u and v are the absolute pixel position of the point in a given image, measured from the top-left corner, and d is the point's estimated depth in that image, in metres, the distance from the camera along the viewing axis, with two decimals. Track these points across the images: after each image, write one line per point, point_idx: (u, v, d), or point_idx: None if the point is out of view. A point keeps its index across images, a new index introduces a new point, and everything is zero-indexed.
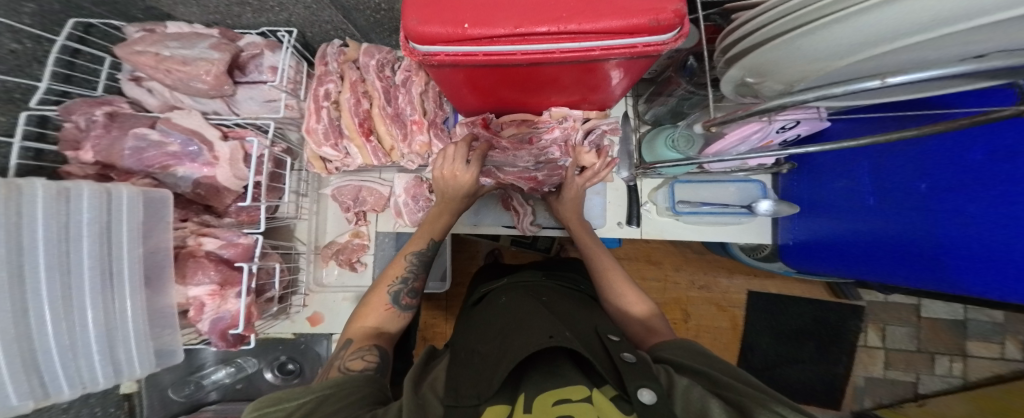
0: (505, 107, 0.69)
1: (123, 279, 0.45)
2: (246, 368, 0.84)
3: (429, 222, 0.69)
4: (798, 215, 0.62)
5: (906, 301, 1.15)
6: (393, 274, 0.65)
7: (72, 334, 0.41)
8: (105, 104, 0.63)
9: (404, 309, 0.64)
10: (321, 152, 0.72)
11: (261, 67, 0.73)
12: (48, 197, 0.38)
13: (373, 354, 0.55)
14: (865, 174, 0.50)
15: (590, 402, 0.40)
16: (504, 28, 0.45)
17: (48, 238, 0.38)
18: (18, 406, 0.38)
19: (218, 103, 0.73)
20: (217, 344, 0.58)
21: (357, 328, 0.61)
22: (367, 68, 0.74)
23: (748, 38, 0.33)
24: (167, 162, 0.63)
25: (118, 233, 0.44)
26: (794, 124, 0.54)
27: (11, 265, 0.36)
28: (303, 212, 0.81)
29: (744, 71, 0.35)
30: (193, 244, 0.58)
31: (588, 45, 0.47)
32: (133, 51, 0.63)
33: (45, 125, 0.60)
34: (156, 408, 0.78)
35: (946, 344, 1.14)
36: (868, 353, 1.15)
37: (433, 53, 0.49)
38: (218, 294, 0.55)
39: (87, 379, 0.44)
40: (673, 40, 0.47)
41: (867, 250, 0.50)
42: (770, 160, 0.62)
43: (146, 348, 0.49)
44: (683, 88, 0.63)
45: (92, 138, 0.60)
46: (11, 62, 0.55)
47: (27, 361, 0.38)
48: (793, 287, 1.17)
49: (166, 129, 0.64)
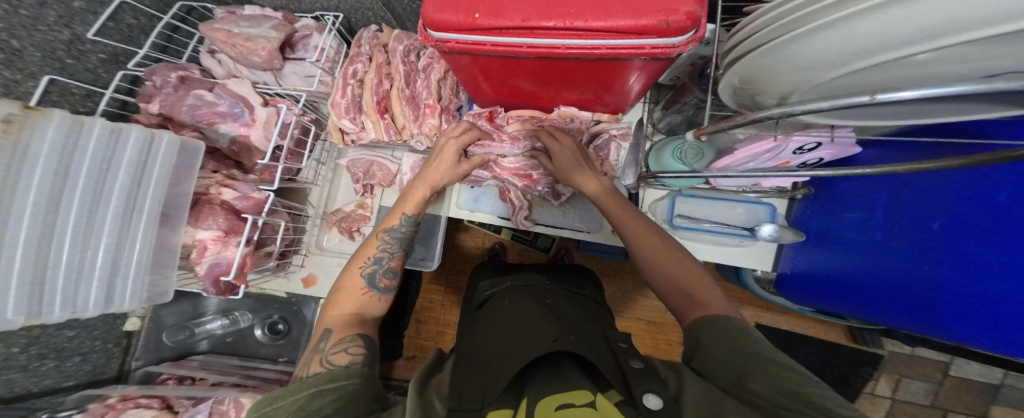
0: (515, 100, 0.71)
1: (142, 215, 0.49)
2: (239, 322, 0.91)
3: (405, 197, 0.71)
4: (804, 244, 0.58)
5: (935, 357, 1.04)
6: (365, 254, 0.66)
7: (83, 257, 0.44)
8: (181, 69, 0.72)
9: (382, 292, 0.64)
10: (341, 124, 0.76)
11: (308, 46, 0.79)
12: (104, 134, 0.43)
13: (357, 345, 0.54)
14: (881, 207, 0.46)
15: (593, 407, 0.37)
16: (512, 20, 0.47)
17: (93, 168, 0.43)
18: (12, 321, 0.39)
19: (269, 75, 0.80)
20: (209, 290, 0.62)
21: (333, 317, 0.59)
22: (394, 52, 0.78)
23: (738, 45, 0.31)
24: (213, 119, 0.70)
25: (151, 174, 0.49)
26: (814, 146, 0.51)
27: (55, 185, 0.40)
28: (320, 179, 0.87)
29: (735, 82, 0.34)
30: (213, 193, 0.63)
31: (594, 42, 0.47)
32: (212, 29, 0.71)
33: (135, 83, 0.72)
34: (149, 350, 0.85)
35: (968, 405, 1.03)
36: (872, 400, 1.06)
37: (444, 40, 0.51)
38: (222, 240, 0.59)
39: (79, 303, 0.45)
40: (685, 44, 0.46)
41: (871, 292, 0.46)
42: (785, 183, 0.59)
43: (141, 283, 0.51)
44: (697, 97, 0.61)
45: (162, 95, 0.68)
46: (126, 34, 0.68)
47: (38, 276, 0.40)
48: (806, 326, 1.08)
49: (221, 93, 0.71)
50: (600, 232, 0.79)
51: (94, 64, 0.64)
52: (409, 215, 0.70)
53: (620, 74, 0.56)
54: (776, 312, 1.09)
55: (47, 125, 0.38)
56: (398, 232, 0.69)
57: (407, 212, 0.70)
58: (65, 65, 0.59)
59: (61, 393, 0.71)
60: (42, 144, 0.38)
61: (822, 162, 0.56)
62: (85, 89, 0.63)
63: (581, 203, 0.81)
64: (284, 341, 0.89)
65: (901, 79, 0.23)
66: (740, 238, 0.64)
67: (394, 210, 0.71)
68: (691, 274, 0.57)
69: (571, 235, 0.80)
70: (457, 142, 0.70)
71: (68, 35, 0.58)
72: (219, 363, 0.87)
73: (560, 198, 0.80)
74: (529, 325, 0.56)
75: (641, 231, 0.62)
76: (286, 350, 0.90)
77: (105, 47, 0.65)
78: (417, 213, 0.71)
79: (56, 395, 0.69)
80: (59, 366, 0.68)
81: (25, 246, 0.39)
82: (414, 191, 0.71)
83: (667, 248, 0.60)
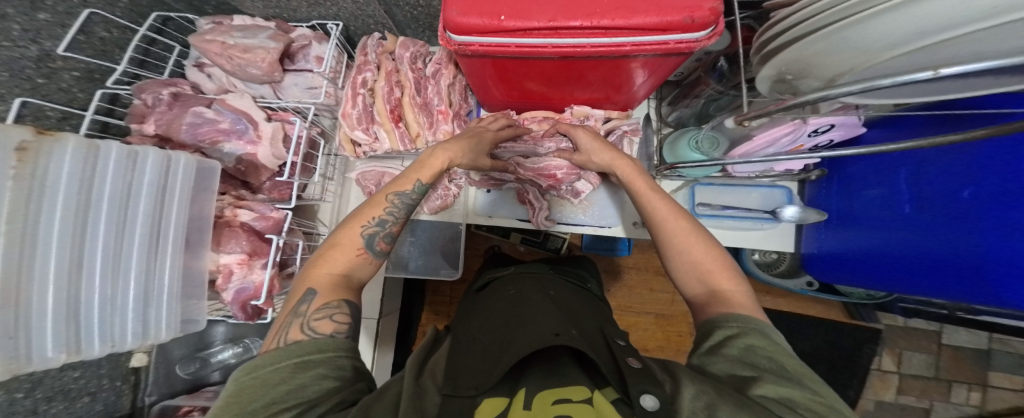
0: (525, 102, 0.75)
1: (167, 242, 0.47)
2: (252, 349, 0.87)
3: (422, 163, 0.62)
4: (826, 224, 0.61)
5: (928, 328, 1.11)
6: (370, 213, 0.56)
7: (114, 290, 0.41)
8: (171, 85, 0.67)
9: (378, 256, 0.56)
10: (353, 135, 0.74)
11: (308, 56, 0.76)
12: (121, 157, 0.40)
13: (346, 311, 0.47)
14: (903, 182, 0.49)
15: (590, 403, 0.37)
16: (538, 21, 0.47)
17: (113, 194, 0.40)
18: (52, 359, 0.37)
19: (266, 88, 0.76)
20: (238, 315, 0.60)
21: (317, 275, 0.51)
22: (402, 59, 0.76)
23: (783, 35, 0.33)
24: (217, 137, 0.65)
25: (171, 197, 0.47)
26: (827, 127, 0.54)
27: (77, 216, 0.37)
28: (329, 194, 0.85)
29: (777, 69, 0.36)
30: (229, 215, 0.61)
31: (619, 40, 0.48)
32: (203, 40, 0.66)
33: (115, 102, 0.65)
34: (160, 382, 0.80)
35: (967, 375, 1.09)
36: (881, 377, 1.12)
37: (467, 43, 0.51)
38: (246, 263, 0.58)
39: (117, 336, 0.43)
40: (707, 38, 0.47)
41: (899, 263, 0.47)
42: (797, 166, 0.62)
43: (175, 310, 0.49)
44: (712, 89, 0.61)
45: (155, 113, 0.64)
46: (98, 48, 0.62)
47: (71, 312, 0.38)
48: (807, 307, 1.13)
49: (220, 109, 0.66)
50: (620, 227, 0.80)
51: (67, 83, 0.57)
52: (423, 182, 0.60)
53: (632, 74, 0.58)
54: (775, 295, 1.14)
55: (63, 151, 0.35)
56: (409, 198, 0.59)
57: (421, 178, 0.60)
58: (36, 86, 0.53)
59: None
60: (60, 171, 0.35)
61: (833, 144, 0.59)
62: (61, 111, 0.57)
63: (600, 199, 0.81)
64: None
65: (981, 53, 0.23)
66: (762, 221, 0.66)
67: (405, 173, 0.61)
68: (716, 263, 0.53)
69: (592, 232, 0.81)
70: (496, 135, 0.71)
71: (36, 50, 0.52)
72: None
73: (578, 195, 0.79)
74: (536, 316, 0.56)
75: (666, 210, 0.57)
76: None
77: (78, 63, 0.58)
78: (433, 181, 0.62)
79: None
80: (69, 407, 0.62)
81: (55, 282, 0.36)
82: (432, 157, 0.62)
83: (694, 233, 0.55)
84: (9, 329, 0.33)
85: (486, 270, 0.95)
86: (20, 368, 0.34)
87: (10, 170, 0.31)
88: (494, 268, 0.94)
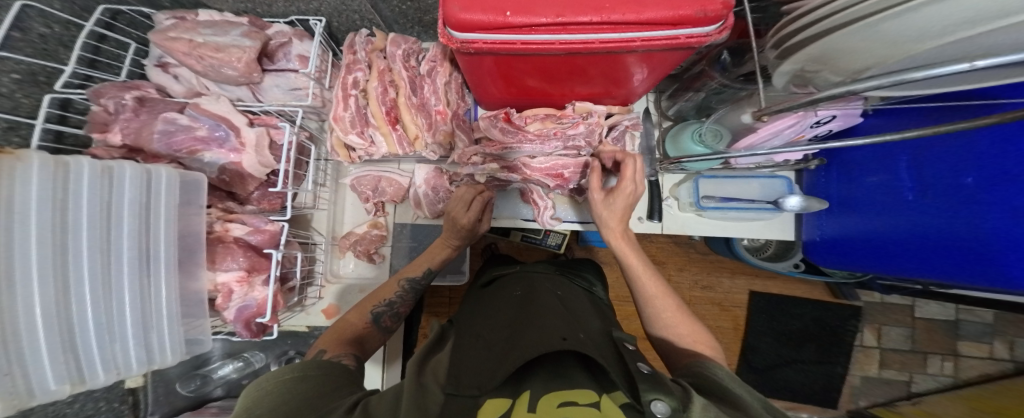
0: (525, 99, 0.70)
1: (159, 264, 0.44)
2: (253, 363, 0.83)
3: (429, 252, 0.72)
4: (827, 211, 0.63)
5: (902, 302, 1.19)
6: (380, 295, 0.65)
7: (111, 317, 0.39)
8: (134, 89, 0.60)
9: (383, 331, 0.63)
10: (347, 139, 0.71)
11: (289, 55, 0.70)
12: (94, 176, 0.36)
13: (352, 360, 0.51)
14: (905, 169, 0.50)
15: (596, 407, 0.37)
16: (545, 17, 0.42)
17: (92, 215, 0.37)
18: (55, 391, 0.36)
19: (244, 90, 0.70)
20: (241, 333, 0.59)
21: (328, 337, 0.56)
22: (394, 57, 0.72)
23: (805, 30, 0.32)
24: (195, 146, 0.59)
25: (156, 214, 0.43)
26: (829, 118, 0.54)
27: (55, 245, 0.34)
28: (321, 202, 0.82)
29: (800, 63, 0.35)
30: (220, 230, 0.58)
31: (629, 35, 0.43)
32: (166, 37, 0.59)
33: (68, 108, 0.57)
34: (161, 402, 0.79)
35: (939, 344, 1.18)
36: (865, 352, 1.18)
37: (471, 41, 0.46)
38: (246, 280, 0.56)
39: (121, 363, 0.41)
40: (716, 32, 0.43)
41: (902, 247, 0.50)
42: (797, 156, 0.63)
43: (178, 332, 0.47)
44: (716, 82, 0.62)
45: (121, 121, 0.57)
46: (39, 46, 0.53)
47: (68, 343, 0.36)
48: (795, 288, 1.19)
49: (195, 114, 0.59)
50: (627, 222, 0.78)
51: (9, 88, 0.49)
52: (429, 269, 0.70)
53: (631, 69, 0.55)
54: (764, 278, 1.19)
55: (28, 170, 0.31)
56: (416, 283, 0.69)
57: (429, 266, 0.70)
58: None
59: None
60: (28, 194, 0.31)
61: (831, 132, 0.60)
62: (5, 121, 0.48)
63: None
64: None
65: None
66: (765, 210, 0.68)
67: (416, 262, 0.71)
68: (695, 335, 0.57)
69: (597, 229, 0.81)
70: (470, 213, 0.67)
71: None
72: None
73: (582, 194, 0.78)
74: (546, 317, 0.55)
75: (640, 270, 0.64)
76: None
77: (16, 64, 0.50)
78: (438, 267, 0.71)
79: None
80: None
81: (42, 315, 0.34)
82: (438, 248, 0.72)
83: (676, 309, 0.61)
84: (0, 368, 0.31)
85: (490, 268, 0.93)
86: (22, 403, 0.34)
87: None
88: (496, 266, 0.92)
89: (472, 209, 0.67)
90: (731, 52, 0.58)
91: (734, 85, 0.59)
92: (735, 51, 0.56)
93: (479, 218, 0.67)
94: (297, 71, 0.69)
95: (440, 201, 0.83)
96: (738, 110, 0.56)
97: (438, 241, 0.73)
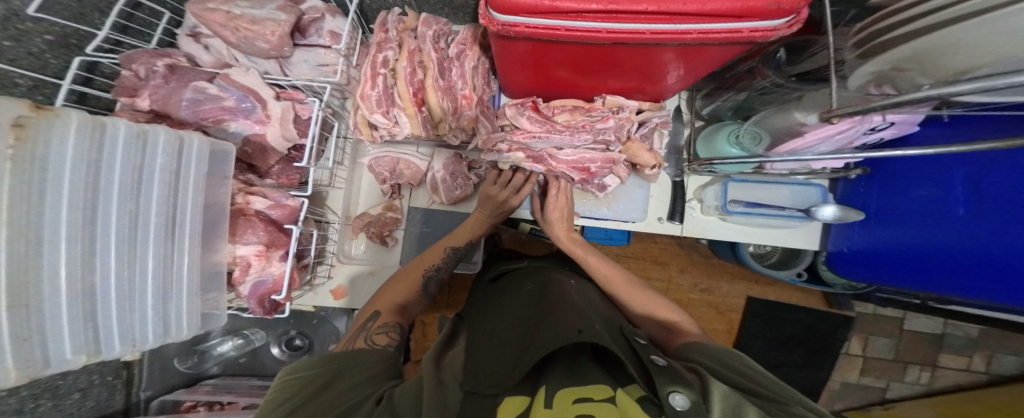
0: (553, 89, 0.66)
1: (184, 235, 0.43)
2: (253, 341, 0.93)
3: (461, 230, 0.77)
4: (862, 223, 0.63)
5: (893, 314, 1.17)
6: (430, 261, 0.72)
7: (131, 286, 0.38)
8: (165, 56, 0.58)
9: (429, 295, 0.70)
10: (371, 118, 0.69)
11: (321, 31, 0.67)
12: (130, 139, 0.36)
13: (397, 332, 0.57)
14: (959, 182, 0.49)
15: (613, 403, 0.36)
16: (596, 3, 0.34)
17: (123, 180, 0.36)
18: (71, 361, 0.35)
19: (272, 63, 0.67)
20: (255, 310, 0.58)
21: (384, 302, 0.63)
22: (424, 38, 0.70)
23: (889, 28, 0.30)
24: (221, 116, 0.57)
25: (185, 184, 0.42)
26: (887, 126, 0.49)
27: (87, 205, 0.33)
28: (338, 181, 0.80)
29: (882, 66, 0.33)
30: (240, 202, 0.57)
31: (683, 28, 0.35)
32: (205, 8, 0.57)
33: (94, 71, 0.56)
34: (155, 379, 0.85)
35: (920, 355, 1.19)
36: (848, 360, 1.18)
37: (512, 25, 0.38)
38: (264, 255, 0.55)
39: (138, 335, 0.40)
40: (787, 27, 0.34)
41: (942, 264, 0.50)
42: (837, 164, 0.62)
43: (195, 308, 0.46)
44: (768, 81, 0.58)
45: (149, 87, 0.55)
46: (74, 10, 0.51)
47: (87, 310, 0.35)
48: (789, 294, 1.14)
49: (224, 85, 0.57)
50: (645, 221, 0.79)
51: (39, 48, 0.47)
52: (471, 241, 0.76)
53: (667, 61, 0.47)
54: (763, 284, 1.14)
55: (63, 128, 0.30)
56: (454, 251, 0.74)
57: (468, 238, 0.77)
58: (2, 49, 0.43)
59: None
60: (64, 154, 0.30)
61: (881, 142, 0.56)
62: (31, 79, 0.47)
63: (625, 193, 0.79)
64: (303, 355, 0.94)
65: None
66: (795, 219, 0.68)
67: (459, 233, 0.77)
68: (656, 304, 0.67)
69: (614, 227, 0.81)
70: (506, 186, 0.74)
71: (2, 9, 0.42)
72: (238, 384, 0.90)
73: (604, 190, 0.77)
74: (557, 311, 0.53)
75: (597, 264, 0.72)
76: None
77: (50, 26, 0.48)
78: (477, 238, 0.78)
79: None
80: (57, 405, 0.62)
81: (66, 278, 0.33)
82: (472, 224, 0.78)
83: (629, 286, 0.70)
84: (22, 331, 0.30)
85: (495, 263, 0.92)
86: (37, 371, 0.33)
87: (6, 151, 0.27)
88: (504, 261, 0.91)
89: (517, 190, 0.75)
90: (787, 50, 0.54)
91: (789, 85, 0.56)
92: (796, 48, 0.52)
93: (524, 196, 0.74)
94: (328, 48, 0.67)
95: (457, 187, 0.82)
96: (783, 113, 0.55)
97: (472, 219, 0.79)
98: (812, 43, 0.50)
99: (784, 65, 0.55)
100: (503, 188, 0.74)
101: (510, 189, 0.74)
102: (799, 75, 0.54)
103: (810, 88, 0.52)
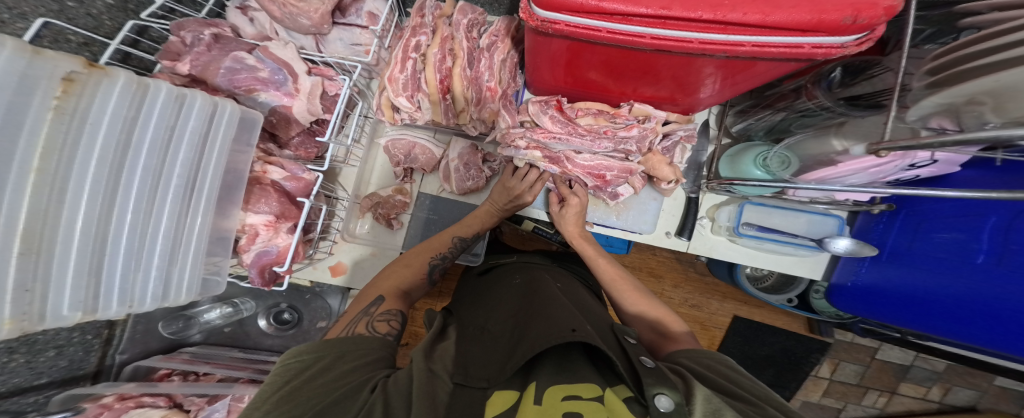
0: (581, 91, 0.64)
1: (200, 198, 0.43)
2: (241, 311, 0.92)
3: (464, 222, 0.77)
4: (874, 259, 0.63)
5: (868, 344, 1.17)
6: (435, 248, 0.71)
7: (143, 244, 0.38)
8: (213, 26, 0.57)
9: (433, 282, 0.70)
10: (396, 101, 0.68)
11: (361, 11, 0.65)
12: (169, 99, 0.36)
13: (398, 320, 0.56)
14: (988, 231, 0.49)
15: (601, 402, 0.35)
16: (646, 7, 0.33)
17: (154, 142, 0.35)
18: (67, 317, 0.33)
19: (309, 39, 0.65)
20: (253, 280, 0.57)
21: (386, 287, 0.62)
22: (459, 26, 0.69)
23: (972, 65, 0.29)
24: (253, 86, 0.55)
25: (211, 147, 0.42)
26: (928, 162, 0.49)
27: (115, 157, 0.33)
28: (354, 159, 0.80)
29: (942, 103, 0.32)
30: (258, 171, 0.56)
31: (738, 39, 0.34)
32: None
33: (143, 33, 0.55)
34: (135, 342, 0.83)
35: (884, 383, 1.20)
36: (815, 382, 1.20)
37: (554, 22, 0.36)
38: (272, 226, 0.54)
39: (136, 297, 0.39)
40: (856, 45, 0.33)
41: (955, 310, 0.50)
42: (863, 197, 0.62)
43: (197, 272, 0.46)
44: (815, 103, 0.55)
45: (192, 54, 0.53)
46: None
47: (94, 266, 0.34)
48: (775, 318, 1.15)
49: (263, 57, 0.56)
50: (654, 234, 0.79)
51: (98, 9, 0.48)
52: (480, 232, 0.77)
53: (706, 73, 0.47)
54: (752, 305, 1.15)
55: (110, 87, 0.30)
56: (458, 241, 0.74)
57: (474, 229, 0.76)
58: (64, 8, 0.44)
59: (32, 393, 0.63)
60: (104, 108, 0.30)
61: (914, 178, 0.56)
62: (83, 36, 0.47)
63: (637, 204, 0.79)
64: (291, 330, 0.93)
65: None
66: (806, 247, 0.70)
67: (468, 222, 0.77)
68: (660, 311, 0.65)
69: (622, 236, 0.80)
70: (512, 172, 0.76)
71: None
72: (218, 355, 0.88)
73: (616, 199, 0.77)
74: (548, 307, 0.52)
75: (613, 274, 0.72)
76: (291, 341, 0.93)
77: None
78: (485, 230, 0.77)
79: (26, 395, 0.62)
80: (30, 362, 0.60)
81: (81, 230, 0.32)
82: (478, 215, 0.77)
83: (634, 292, 0.69)
84: (26, 281, 0.29)
85: (488, 257, 0.90)
86: (31, 325, 0.30)
87: (52, 101, 0.27)
88: (496, 255, 0.90)
89: (526, 181, 0.74)
90: (844, 71, 0.51)
91: (836, 109, 0.53)
92: (855, 69, 0.49)
93: (532, 189, 0.74)
94: (365, 28, 0.65)
95: (469, 177, 0.81)
96: (818, 140, 0.56)
97: (481, 209, 0.78)
98: (873, 65, 0.47)
99: (836, 86, 0.52)
100: (519, 185, 0.74)
101: (519, 181, 0.74)
102: (850, 98, 0.49)
103: (857, 115, 0.50)
